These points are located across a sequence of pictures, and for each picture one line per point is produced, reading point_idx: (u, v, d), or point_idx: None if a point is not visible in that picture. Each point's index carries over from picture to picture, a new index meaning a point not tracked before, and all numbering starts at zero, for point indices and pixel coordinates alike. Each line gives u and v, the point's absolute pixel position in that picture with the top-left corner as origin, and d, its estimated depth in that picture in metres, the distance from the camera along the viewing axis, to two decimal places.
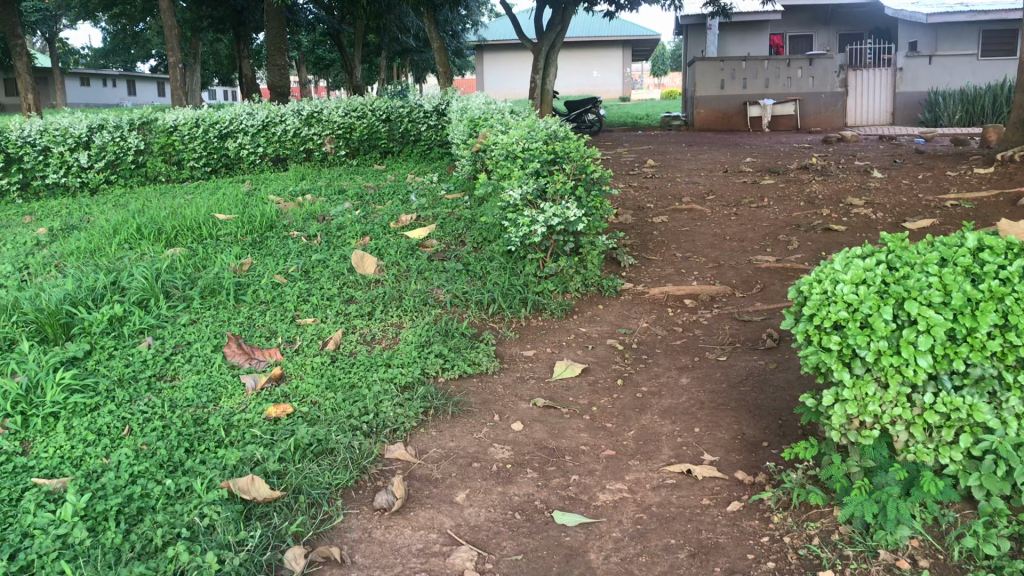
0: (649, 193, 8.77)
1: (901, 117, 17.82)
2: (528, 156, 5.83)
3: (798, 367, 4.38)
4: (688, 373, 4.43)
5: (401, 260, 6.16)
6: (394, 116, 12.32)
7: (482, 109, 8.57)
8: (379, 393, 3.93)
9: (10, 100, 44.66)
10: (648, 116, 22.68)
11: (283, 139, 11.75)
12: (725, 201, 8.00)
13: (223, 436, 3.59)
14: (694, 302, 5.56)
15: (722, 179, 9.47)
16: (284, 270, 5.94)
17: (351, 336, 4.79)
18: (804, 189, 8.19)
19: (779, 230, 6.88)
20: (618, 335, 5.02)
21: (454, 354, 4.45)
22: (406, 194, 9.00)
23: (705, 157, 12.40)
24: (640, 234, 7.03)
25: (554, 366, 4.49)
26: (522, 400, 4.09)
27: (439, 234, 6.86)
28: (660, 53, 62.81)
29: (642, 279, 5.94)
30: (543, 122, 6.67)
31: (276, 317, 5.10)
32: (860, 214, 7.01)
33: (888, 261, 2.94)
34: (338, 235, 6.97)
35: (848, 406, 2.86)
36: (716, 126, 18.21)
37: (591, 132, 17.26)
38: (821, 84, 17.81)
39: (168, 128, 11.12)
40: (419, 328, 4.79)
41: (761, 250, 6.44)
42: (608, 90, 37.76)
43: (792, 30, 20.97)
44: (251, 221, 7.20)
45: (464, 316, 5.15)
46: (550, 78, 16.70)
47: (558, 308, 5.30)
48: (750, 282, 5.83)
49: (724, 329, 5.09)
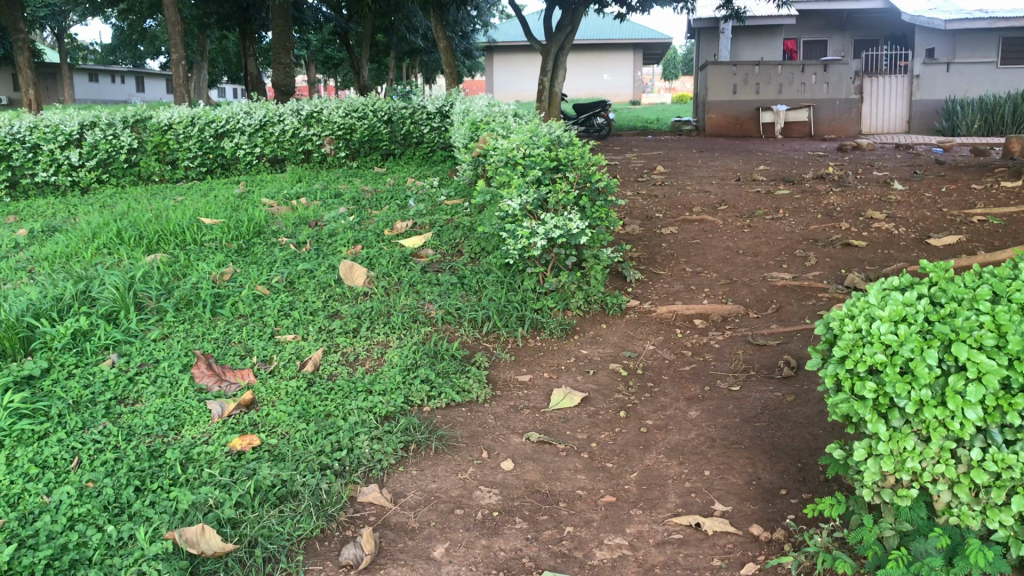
0: (658, 202, 8.40)
1: (917, 126, 17.49)
2: (528, 163, 5.48)
3: (818, 400, 4.00)
4: (698, 405, 4.05)
5: (393, 271, 5.80)
6: (396, 117, 11.95)
7: (485, 112, 8.21)
8: (356, 425, 3.56)
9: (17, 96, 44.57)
10: (659, 121, 22.31)
11: (280, 139, 11.39)
12: (738, 212, 7.63)
13: (177, 474, 3.22)
14: (704, 322, 5.19)
15: (735, 188, 9.10)
16: (268, 281, 5.60)
17: (332, 356, 4.43)
18: (821, 200, 7.82)
19: (796, 244, 6.50)
20: (622, 359, 4.64)
21: (442, 379, 4.07)
22: (404, 199, 8.65)
23: (716, 163, 12.03)
24: (647, 247, 6.66)
25: (551, 394, 4.11)
26: (514, 434, 3.71)
27: (435, 244, 6.50)
28: (670, 57, 62.41)
29: (649, 296, 5.56)
30: (547, 127, 6.30)
31: (254, 334, 4.74)
32: (882, 229, 6.63)
33: (931, 295, 2.54)
34: (328, 242, 6.62)
35: (883, 462, 2.47)
36: (728, 132, 17.76)
37: (600, 136, 16.87)
38: (835, 90, 17.31)
39: (161, 127, 10.79)
40: (406, 349, 4.42)
41: (776, 266, 6.06)
42: (619, 94, 37.42)
43: (807, 36, 20.63)
44: (238, 226, 6.85)
45: (456, 336, 4.77)
46: (558, 80, 16.31)
47: (558, 328, 4.92)
48: (764, 301, 5.46)
49: (737, 354, 4.72)
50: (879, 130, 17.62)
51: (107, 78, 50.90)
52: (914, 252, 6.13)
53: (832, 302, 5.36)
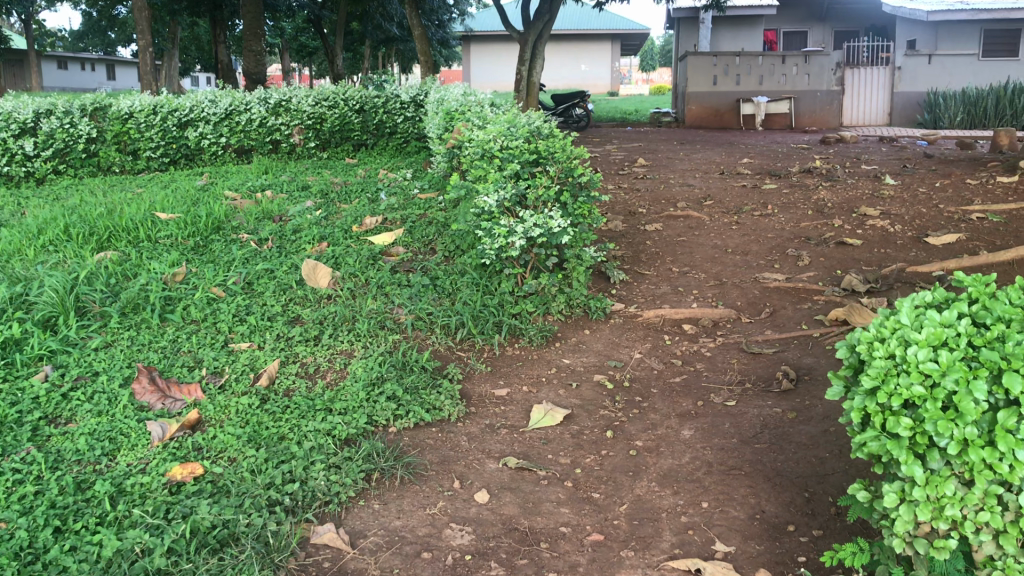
0: (641, 196, 8.05)
1: (898, 118, 17.23)
2: (505, 155, 5.12)
3: (822, 417, 3.65)
4: (691, 423, 3.69)
5: (360, 271, 5.42)
6: (368, 106, 11.51)
7: (460, 101, 7.81)
8: (311, 451, 3.19)
9: None
10: (638, 112, 21.97)
11: (247, 129, 10.91)
12: (724, 207, 7.29)
13: (105, 511, 2.81)
14: (692, 328, 4.83)
15: (720, 182, 8.76)
16: (224, 282, 5.20)
17: (291, 369, 4.05)
18: (811, 195, 7.49)
19: (787, 242, 6.17)
20: (607, 370, 4.27)
21: (410, 396, 3.68)
22: (375, 192, 8.26)
23: (699, 156, 11.70)
24: (631, 245, 6.29)
25: (531, 411, 3.74)
26: (490, 458, 3.33)
27: (406, 241, 6.11)
28: (649, 47, 62.24)
29: (634, 299, 5.19)
30: (525, 117, 5.93)
31: (205, 343, 4.34)
32: (877, 226, 6.31)
33: (972, 315, 2.18)
34: (292, 239, 6.23)
35: (918, 510, 2.10)
36: (708, 123, 17.41)
37: (579, 127, 16.49)
38: (816, 82, 17.00)
39: (122, 115, 10.31)
40: (371, 361, 4.04)
41: (767, 266, 5.72)
42: (596, 84, 36.93)
43: (786, 26, 20.38)
44: (196, 221, 6.43)
45: (427, 343, 4.39)
46: (537, 70, 15.90)
47: (537, 335, 4.54)
48: (757, 305, 5.11)
49: (730, 364, 4.36)
50: (859, 122, 17.34)
51: (76, 65, 49.94)
52: (912, 251, 5.80)
53: (829, 305, 5.02)
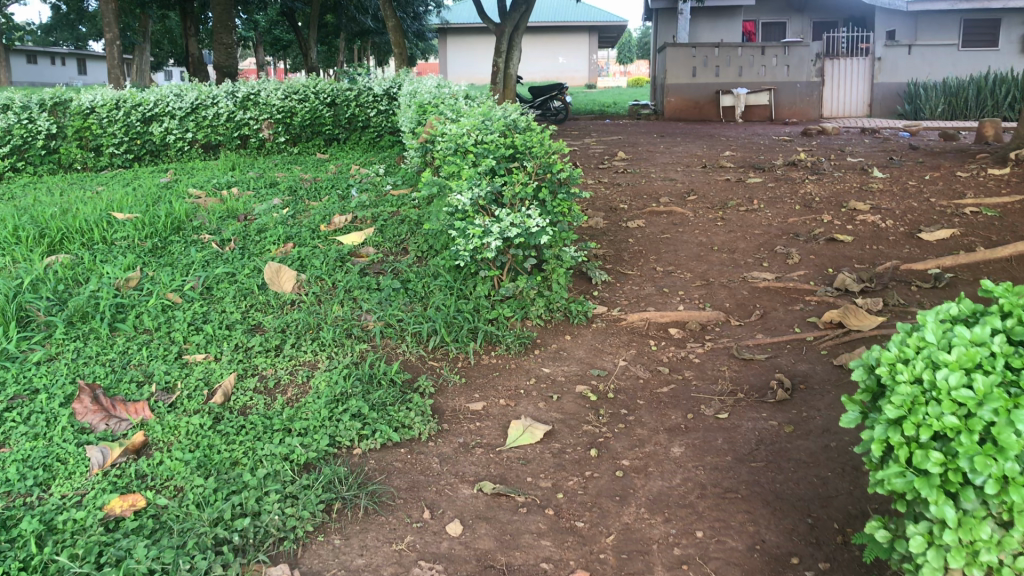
0: (622, 191, 7.79)
1: (878, 109, 17.09)
2: (480, 150, 4.84)
3: (821, 432, 3.41)
4: (681, 439, 3.43)
5: (327, 273, 5.12)
6: (340, 99, 11.12)
7: (434, 94, 7.51)
8: (265, 480, 2.89)
9: None
10: (616, 104, 21.74)
11: (215, 124, 10.54)
12: (709, 202, 7.04)
13: (30, 555, 2.50)
14: (679, 332, 4.56)
15: (702, 176, 8.51)
16: (181, 287, 4.88)
17: (248, 383, 3.74)
18: (797, 189, 7.25)
19: (776, 239, 5.91)
20: (590, 380, 3.99)
21: (377, 414, 3.39)
22: (346, 189, 7.94)
23: (680, 149, 11.46)
24: (612, 243, 6.03)
25: (509, 428, 3.46)
26: (463, 483, 3.05)
27: (376, 241, 5.81)
28: (626, 39, 62.12)
29: (617, 301, 4.92)
30: (500, 109, 5.64)
31: (156, 355, 4.02)
32: (867, 221, 6.07)
33: (1007, 331, 1.92)
34: (256, 240, 5.92)
35: (949, 556, 1.83)
36: (688, 116, 17.14)
37: (556, 120, 16.19)
38: (796, 73, 16.78)
39: (84, 110, 9.94)
40: (335, 374, 3.74)
41: (756, 265, 5.46)
42: (574, 77, 36.39)
43: (765, 17, 20.15)
44: (156, 221, 6.10)
45: (397, 353, 4.09)
46: (513, 62, 15.60)
47: (515, 343, 4.25)
48: (746, 306, 4.86)
49: (721, 372, 4.09)
50: (840, 114, 17.19)
51: (46, 60, 49.11)
52: (905, 248, 5.57)
53: (822, 307, 4.77)
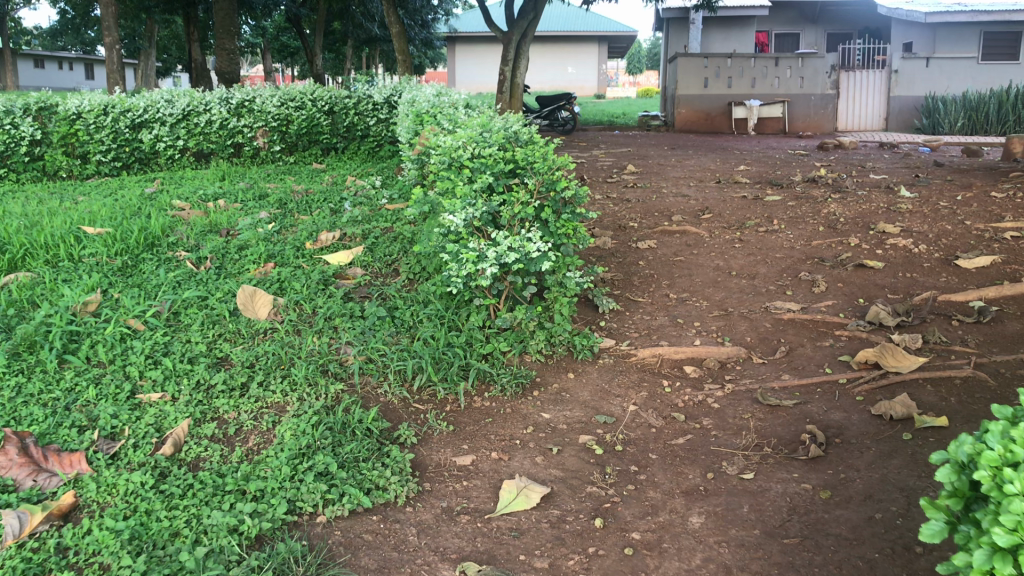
0: (632, 208, 7.32)
1: (895, 123, 16.66)
2: (477, 165, 4.38)
3: (864, 500, 2.93)
4: (701, 506, 2.95)
5: (308, 298, 4.66)
6: (338, 107, 10.68)
7: (433, 103, 7.06)
8: (205, 560, 2.44)
9: None
10: (625, 115, 21.28)
11: (207, 131, 10.11)
12: (725, 221, 6.58)
13: None
14: (695, 370, 4.09)
15: (717, 192, 8.05)
16: (145, 314, 4.42)
17: (203, 431, 3.29)
18: (820, 208, 6.78)
19: (799, 263, 5.44)
20: (595, 429, 3.51)
21: (347, 473, 2.93)
22: (339, 202, 7.50)
23: (691, 162, 11.00)
24: (621, 266, 5.57)
25: (501, 488, 2.98)
26: (443, 563, 2.58)
27: (364, 261, 5.37)
28: (636, 51, 61.89)
29: (627, 334, 4.44)
30: (500, 120, 5.18)
31: (106, 395, 3.56)
32: (898, 246, 5.60)
33: None
34: (235, 258, 5.48)
35: None
36: (698, 128, 16.64)
37: (564, 131, 15.72)
38: (811, 85, 16.32)
39: (70, 116, 9.53)
40: (303, 422, 3.28)
41: (779, 293, 4.99)
42: (583, 87, 36.13)
43: (779, 28, 19.73)
44: (129, 235, 5.65)
45: (377, 395, 3.63)
46: (520, 71, 15.15)
47: (511, 384, 3.77)
48: (769, 341, 4.38)
49: (743, 420, 3.62)
50: (855, 127, 16.72)
51: (54, 64, 48.99)
52: (942, 276, 5.09)
53: (854, 343, 4.29)
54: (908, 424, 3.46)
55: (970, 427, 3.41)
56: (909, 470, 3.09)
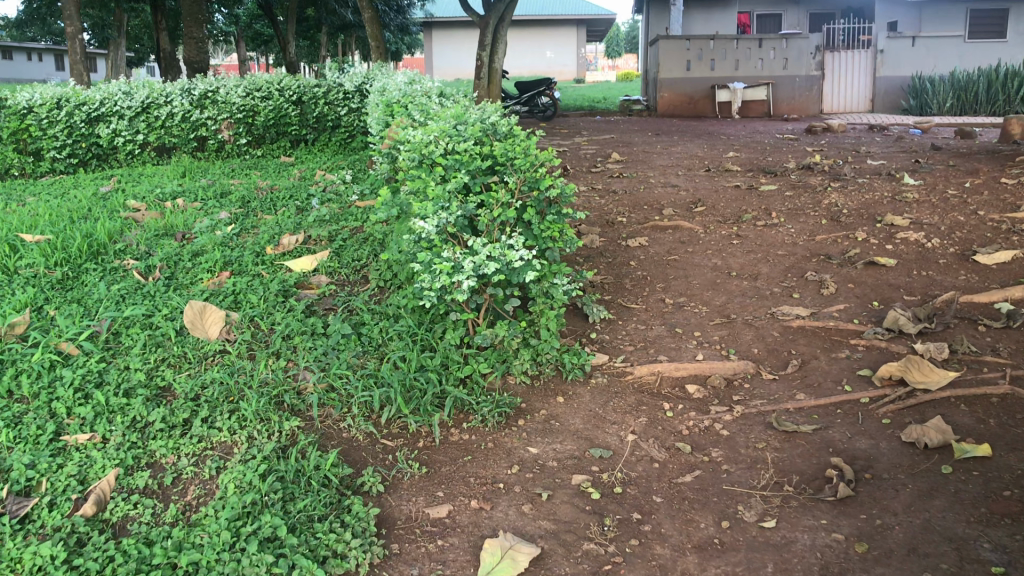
0: (620, 201, 6.87)
1: (881, 104, 16.27)
2: (451, 162, 3.93)
3: (907, 555, 2.50)
4: (718, 565, 2.51)
5: (265, 313, 4.19)
6: (307, 97, 10.14)
7: (403, 91, 6.57)
8: None
9: None
10: (606, 100, 20.81)
11: (168, 125, 9.55)
12: (720, 214, 6.14)
13: None
14: (699, 390, 3.65)
15: (708, 182, 7.60)
16: (81, 336, 3.93)
17: (135, 483, 2.83)
18: (820, 198, 6.35)
19: (803, 262, 5.01)
20: (590, 466, 3.06)
21: (300, 537, 2.48)
22: (306, 199, 7.01)
23: (678, 149, 10.55)
24: (611, 267, 5.12)
25: (482, 549, 2.53)
26: None
27: (330, 267, 4.90)
28: (615, 34, 61.34)
29: (622, 347, 3.99)
30: (476, 110, 4.72)
31: (24, 439, 3.07)
32: (909, 240, 5.17)
33: None
34: (188, 267, 4.99)
35: None
36: (681, 112, 16.11)
37: (544, 117, 15.22)
38: (795, 66, 15.89)
39: (20, 110, 8.97)
40: (251, 469, 2.82)
41: (786, 296, 4.56)
42: (562, 71, 35.61)
43: (761, 9, 19.18)
44: (70, 242, 5.14)
45: (339, 432, 3.17)
46: (498, 56, 14.64)
47: (493, 415, 3.31)
48: (778, 353, 3.95)
49: (758, 451, 3.18)
50: (841, 109, 16.30)
51: (23, 56, 47.99)
52: (961, 273, 4.68)
53: (874, 354, 3.86)
54: (946, 453, 3.03)
55: (1017, 457, 2.98)
56: (956, 516, 2.66)
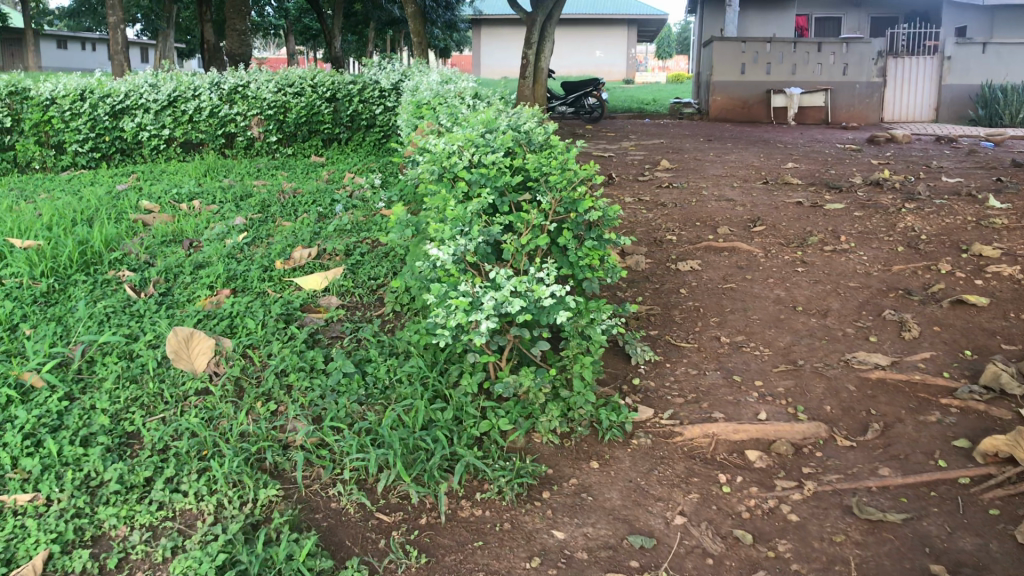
0: (670, 216, 6.27)
1: (946, 113, 15.42)
2: (476, 176, 3.38)
3: None
4: None
5: (263, 342, 3.67)
6: (341, 94, 9.68)
7: (436, 91, 6.04)
8: None
9: None
10: (655, 102, 20.11)
11: (195, 119, 9.11)
12: (781, 235, 5.52)
13: None
14: (761, 458, 3.06)
15: (767, 196, 6.97)
16: (48, 365, 3.43)
17: (70, 567, 2.34)
18: (894, 220, 5.70)
19: (880, 297, 4.38)
20: (628, 561, 2.50)
21: None
22: (330, 204, 6.52)
23: (733, 157, 9.91)
24: (658, 295, 4.54)
25: None
26: None
27: (343, 287, 4.38)
28: (667, 35, 60.45)
29: (670, 399, 3.40)
30: (510, 116, 4.18)
31: None
32: (1002, 274, 4.53)
33: None
34: (186, 282, 4.49)
35: None
36: (734, 116, 15.39)
37: (591, 119, 14.59)
38: (856, 72, 15.09)
39: (43, 102, 8.59)
40: (210, 558, 2.31)
41: (862, 339, 3.94)
42: (611, 71, 34.92)
43: (820, 12, 18.44)
44: (61, 250, 4.68)
45: (326, 504, 2.64)
46: (545, 55, 14.05)
47: (511, 486, 2.75)
48: (855, 413, 3.33)
49: (835, 547, 2.58)
50: (902, 118, 15.43)
51: (77, 45, 48.30)
52: None
53: (972, 420, 3.23)
54: None
55: None
56: None
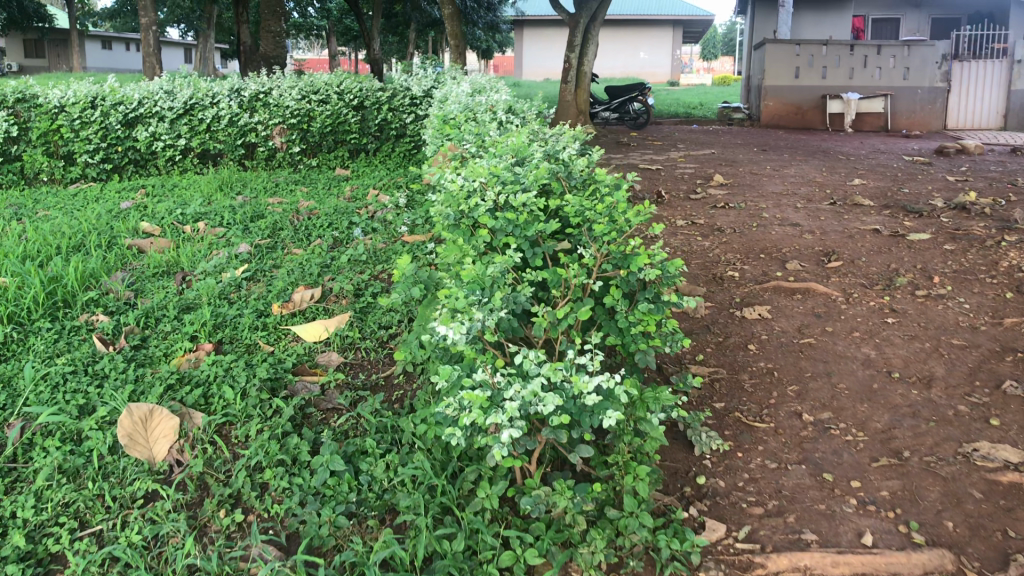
0: (729, 245, 5.52)
1: (1014, 121, 14.24)
2: (502, 222, 2.67)
3: None
4: None
5: (241, 421, 2.99)
6: (370, 101, 9.00)
7: (465, 104, 5.34)
8: None
9: (31, 66, 42.33)
10: (705, 106, 19.27)
11: (213, 128, 8.51)
12: (863, 274, 4.74)
13: None
14: None
15: (839, 221, 6.18)
16: None
17: None
18: (994, 257, 4.90)
19: (995, 362, 3.61)
20: None
21: None
22: (347, 228, 5.86)
23: (792, 171, 9.10)
24: (722, 352, 3.79)
25: None
26: None
27: (348, 341, 3.70)
28: (711, 35, 59.41)
29: (745, 510, 2.66)
30: (549, 142, 3.45)
31: None
32: None
33: None
34: (168, 331, 3.84)
35: None
36: (788, 123, 14.50)
37: (635, 125, 13.89)
38: (918, 78, 14.17)
39: (52, 110, 8.07)
40: None
41: (982, 423, 3.16)
42: (655, 73, 34.04)
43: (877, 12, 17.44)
44: (28, 290, 4.07)
45: None
46: (589, 59, 13.29)
47: None
48: (986, 535, 2.56)
49: None
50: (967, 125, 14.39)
51: (121, 46, 48.34)
52: None
53: None
54: None
55: None
56: None
